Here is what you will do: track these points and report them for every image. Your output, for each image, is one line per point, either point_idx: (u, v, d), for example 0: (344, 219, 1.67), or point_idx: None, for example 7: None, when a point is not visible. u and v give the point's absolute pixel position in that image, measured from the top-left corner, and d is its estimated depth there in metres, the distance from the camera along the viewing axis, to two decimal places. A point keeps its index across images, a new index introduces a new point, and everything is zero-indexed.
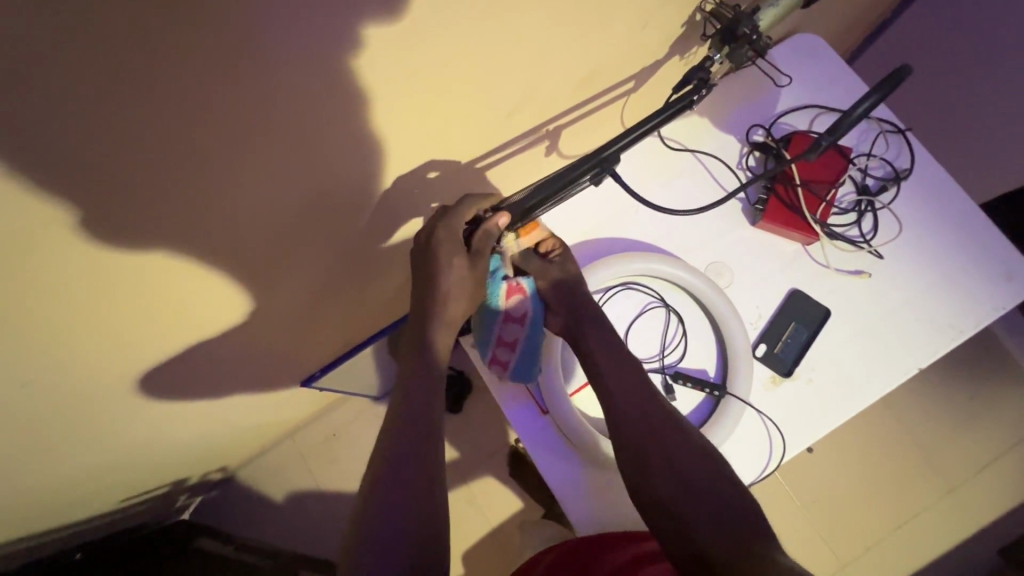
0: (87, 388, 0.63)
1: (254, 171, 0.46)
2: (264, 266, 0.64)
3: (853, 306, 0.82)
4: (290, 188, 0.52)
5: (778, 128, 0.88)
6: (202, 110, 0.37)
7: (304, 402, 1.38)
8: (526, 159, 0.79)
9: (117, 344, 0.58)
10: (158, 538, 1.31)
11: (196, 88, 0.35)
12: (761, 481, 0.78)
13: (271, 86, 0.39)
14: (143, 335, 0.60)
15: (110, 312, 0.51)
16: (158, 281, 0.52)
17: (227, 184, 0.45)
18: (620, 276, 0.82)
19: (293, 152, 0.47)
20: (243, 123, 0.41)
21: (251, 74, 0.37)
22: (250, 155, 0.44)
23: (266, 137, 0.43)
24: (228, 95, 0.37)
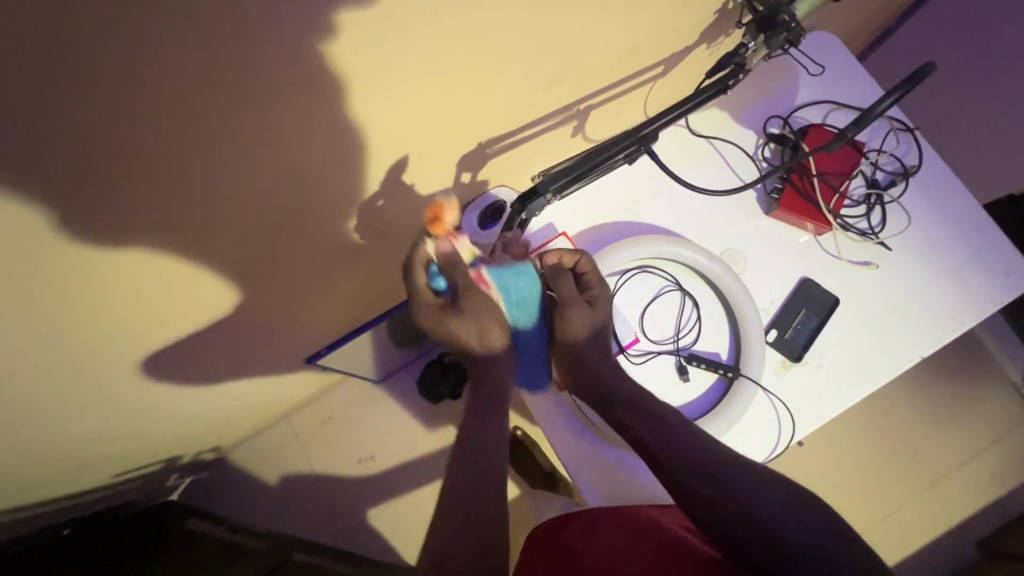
0: (104, 344, 0.62)
1: (299, 115, 0.47)
2: (292, 227, 0.63)
3: (859, 296, 0.85)
4: (329, 142, 0.52)
5: (794, 120, 0.90)
6: (262, 38, 0.38)
7: (305, 384, 1.37)
8: (552, 139, 0.79)
9: (142, 294, 0.57)
10: (149, 517, 1.29)
11: (259, 15, 0.36)
12: (768, 461, 0.80)
13: (329, 26, 0.40)
14: (166, 289, 0.60)
15: (139, 254, 0.51)
16: (191, 227, 0.52)
17: (272, 125, 0.46)
18: (639, 258, 0.83)
19: (338, 103, 0.48)
20: (300, 61, 0.41)
21: (314, 15, 0.38)
22: (298, 96, 0.44)
23: (315, 80, 0.44)
24: (288, 28, 0.38)
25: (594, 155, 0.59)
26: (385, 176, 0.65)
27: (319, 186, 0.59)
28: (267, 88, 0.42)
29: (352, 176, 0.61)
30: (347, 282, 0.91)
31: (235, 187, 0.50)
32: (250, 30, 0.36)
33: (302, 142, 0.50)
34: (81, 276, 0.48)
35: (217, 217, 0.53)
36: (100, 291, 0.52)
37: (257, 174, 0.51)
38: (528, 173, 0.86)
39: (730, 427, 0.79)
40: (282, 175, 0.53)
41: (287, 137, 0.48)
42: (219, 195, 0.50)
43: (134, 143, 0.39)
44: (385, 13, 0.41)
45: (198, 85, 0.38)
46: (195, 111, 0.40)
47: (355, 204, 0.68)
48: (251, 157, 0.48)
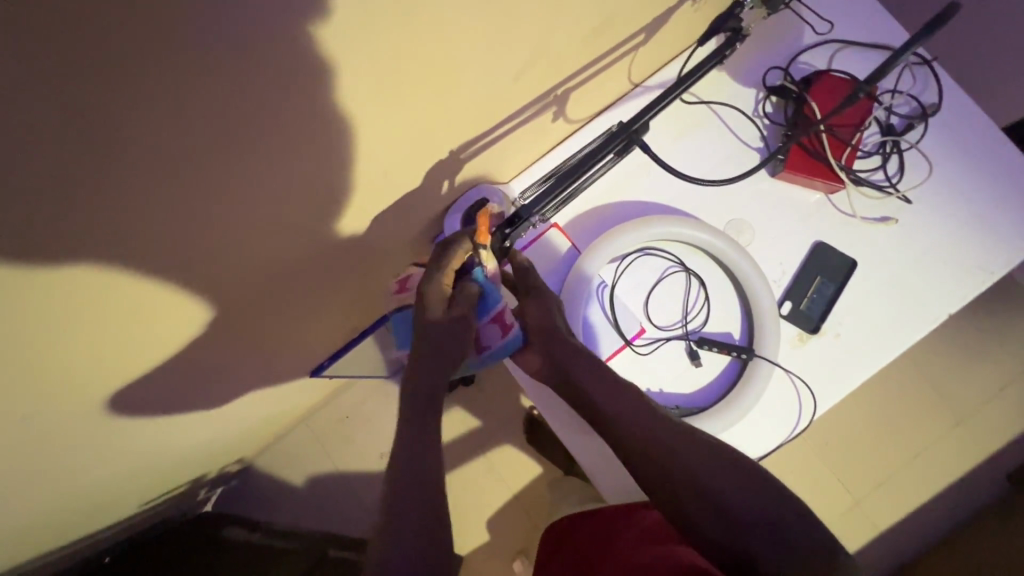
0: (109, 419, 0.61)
1: (248, 163, 0.42)
2: (269, 270, 0.60)
3: (879, 255, 0.79)
4: (287, 180, 0.48)
5: (797, 68, 0.81)
6: (185, 97, 0.33)
7: (316, 390, 1.36)
8: (532, 129, 0.73)
9: (133, 368, 0.55)
10: (188, 531, 1.33)
11: (176, 74, 0.31)
12: (791, 439, 0.77)
13: (255, 64, 0.35)
14: (156, 356, 0.57)
15: (117, 337, 0.48)
16: (163, 300, 0.48)
17: (222, 182, 0.42)
18: (637, 242, 0.78)
19: (285, 140, 0.43)
20: (231, 109, 0.37)
21: (233, 60, 0.34)
22: (241, 144, 0.40)
23: (255, 122, 0.39)
24: (211, 78, 0.33)
25: (580, 166, 0.52)
26: (357, 199, 0.60)
27: (287, 225, 0.54)
28: (206, 147, 0.37)
29: (320, 208, 0.56)
30: (338, 301, 0.88)
31: (199, 250, 0.46)
32: (169, 90, 0.32)
33: (258, 189, 0.46)
34: (61, 371, 0.46)
35: (188, 282, 0.49)
36: (87, 378, 0.50)
37: (220, 233, 0.47)
38: (511, 163, 0.80)
39: (749, 410, 0.75)
40: (245, 226, 0.49)
41: (242, 188, 0.44)
42: (185, 263, 0.46)
43: (76, 242, 0.35)
44: (311, 36, 0.36)
45: (129, 163, 0.34)
46: (135, 190, 0.36)
47: (331, 234, 0.63)
48: (207, 219, 0.44)
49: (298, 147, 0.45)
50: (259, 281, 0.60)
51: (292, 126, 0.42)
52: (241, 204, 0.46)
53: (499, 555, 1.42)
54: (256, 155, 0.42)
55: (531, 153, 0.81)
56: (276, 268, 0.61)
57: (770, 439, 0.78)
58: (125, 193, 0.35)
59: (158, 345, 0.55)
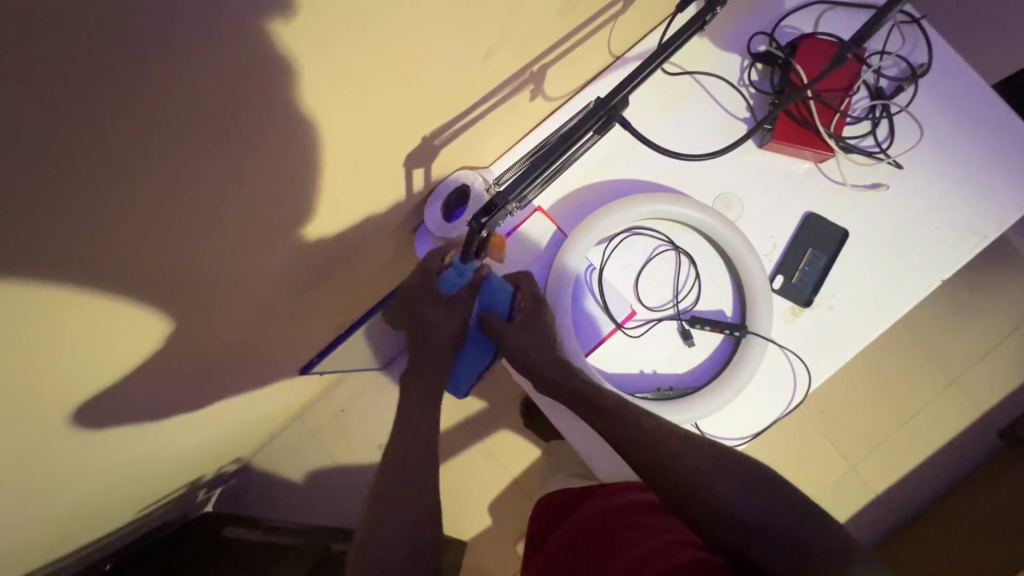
0: (88, 432, 0.59)
1: (210, 167, 0.40)
2: (243, 272, 0.57)
3: (871, 224, 0.77)
4: (253, 180, 0.45)
5: (783, 32, 0.79)
6: (136, 104, 0.30)
7: (309, 386, 1.35)
8: (509, 110, 0.70)
9: (106, 380, 0.53)
10: (188, 533, 1.33)
11: (125, 81, 0.29)
12: (787, 414, 0.76)
13: (209, 63, 0.32)
14: (130, 366, 0.55)
15: (83, 350, 0.46)
16: (133, 313, 0.46)
17: (185, 189, 0.39)
18: (624, 222, 0.76)
19: (249, 139, 0.41)
20: (191, 113, 0.34)
21: (187, 61, 0.31)
22: (203, 148, 0.37)
23: (217, 124, 0.37)
24: (162, 81, 0.31)
25: (558, 144, 0.49)
26: (331, 193, 0.58)
27: (257, 225, 0.52)
28: (164, 154, 0.35)
29: (290, 206, 0.54)
30: (322, 298, 0.85)
31: (164, 259, 0.44)
32: (116, 97, 0.29)
33: (223, 192, 0.43)
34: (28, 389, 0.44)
35: (156, 291, 0.47)
36: (60, 394, 0.48)
37: (185, 240, 0.44)
38: (491, 146, 0.77)
39: (744, 387, 0.74)
40: (213, 231, 0.46)
41: (206, 192, 0.41)
42: (151, 272, 0.44)
43: (26, 264, 0.33)
44: (268, 26, 0.34)
45: (79, 180, 0.31)
46: (89, 207, 0.33)
47: (306, 231, 0.61)
48: (171, 227, 0.41)
49: (265, 145, 0.43)
50: (235, 284, 0.58)
51: (257, 124, 0.40)
52: (210, 209, 0.43)
53: (502, 538, 1.43)
54: (221, 159, 0.40)
55: (512, 134, 0.78)
56: (253, 270, 0.59)
57: (767, 415, 0.76)
58: (82, 210, 0.33)
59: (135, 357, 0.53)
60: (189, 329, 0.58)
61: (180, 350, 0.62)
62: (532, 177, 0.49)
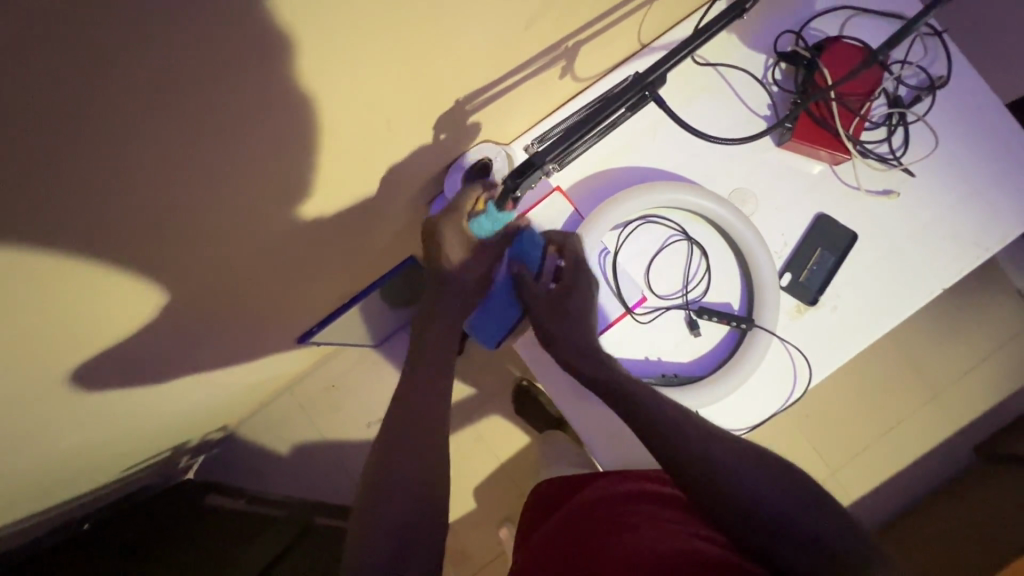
0: (84, 375, 0.58)
1: (244, 106, 0.39)
2: (258, 224, 0.56)
3: (879, 229, 0.79)
4: (282, 123, 0.44)
5: (808, 34, 0.79)
6: (178, 21, 0.29)
7: (303, 357, 1.34)
8: (538, 86, 0.70)
9: (110, 320, 0.52)
10: (169, 498, 1.31)
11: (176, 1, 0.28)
12: (785, 410, 0.77)
13: None
14: (136, 310, 0.54)
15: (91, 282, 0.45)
16: (146, 251, 0.45)
17: (216, 125, 0.39)
18: (641, 209, 0.76)
19: (287, 79, 0.40)
20: (236, 47, 0.34)
21: None
22: (239, 78, 0.37)
23: (254, 60, 0.36)
24: (210, 5, 0.30)
25: (597, 114, 0.48)
26: (356, 152, 0.57)
27: (280, 173, 0.51)
28: (197, 81, 0.34)
29: (315, 158, 0.53)
30: (331, 265, 0.84)
31: (183, 198, 0.43)
32: (161, 13, 0.28)
33: (251, 130, 0.42)
34: (32, 317, 0.43)
35: (171, 228, 0.46)
36: (60, 330, 0.47)
37: (207, 174, 0.43)
38: (516, 123, 0.77)
39: (747, 380, 0.75)
40: (236, 171, 0.46)
41: (235, 127, 0.41)
42: (169, 205, 0.43)
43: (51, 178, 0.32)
44: None
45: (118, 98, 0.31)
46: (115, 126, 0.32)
47: (327, 189, 0.60)
48: (193, 162, 0.40)
49: (300, 92, 0.42)
50: (249, 238, 0.57)
51: (295, 68, 0.39)
52: (236, 150, 0.43)
53: (485, 523, 1.44)
54: (255, 99, 0.39)
55: (536, 113, 0.78)
56: (268, 225, 0.58)
57: (765, 410, 0.78)
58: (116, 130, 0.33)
59: (143, 302, 0.52)
60: (198, 278, 0.57)
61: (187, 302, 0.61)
62: (572, 142, 0.50)
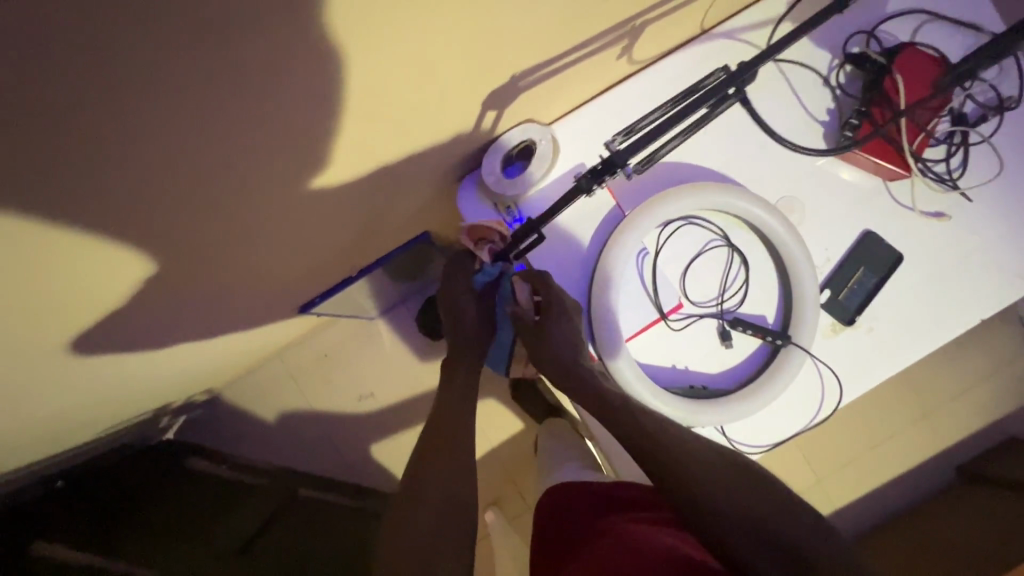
0: (67, 336, 0.52)
1: (280, 43, 0.33)
2: (278, 188, 0.50)
3: (925, 252, 0.76)
4: (322, 72, 0.38)
5: (879, 37, 0.74)
6: None
7: (298, 325, 1.28)
8: (595, 66, 0.64)
9: (100, 276, 0.46)
10: (147, 458, 1.25)
11: None
12: (808, 430, 0.75)
13: None
14: (130, 267, 0.48)
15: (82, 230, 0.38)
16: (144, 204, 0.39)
17: (242, 61, 0.33)
18: (685, 210, 0.71)
19: (337, 18, 0.34)
20: None
21: None
22: (283, 7, 0.30)
23: None
24: None
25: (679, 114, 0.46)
26: (396, 119, 0.51)
27: (310, 132, 0.45)
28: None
29: (351, 121, 0.47)
30: (345, 240, 0.78)
31: (196, 146, 0.37)
32: None
33: (286, 76, 0.36)
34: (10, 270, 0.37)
35: (181, 178, 0.40)
36: (40, 284, 0.41)
37: (230, 121, 0.37)
38: (563, 105, 0.71)
39: (775, 398, 0.73)
40: (263, 122, 0.39)
41: (270, 68, 0.34)
42: (182, 151, 0.37)
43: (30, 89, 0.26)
44: None
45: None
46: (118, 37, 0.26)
47: (357, 158, 0.54)
48: (212, 103, 0.34)
49: (346, 37, 0.36)
50: (264, 202, 0.51)
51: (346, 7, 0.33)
52: (262, 97, 0.37)
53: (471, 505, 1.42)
54: (294, 38, 0.33)
55: (586, 95, 0.72)
56: (288, 190, 0.52)
57: (788, 428, 0.75)
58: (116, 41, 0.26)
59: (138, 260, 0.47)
60: (201, 241, 0.51)
61: (187, 266, 0.55)
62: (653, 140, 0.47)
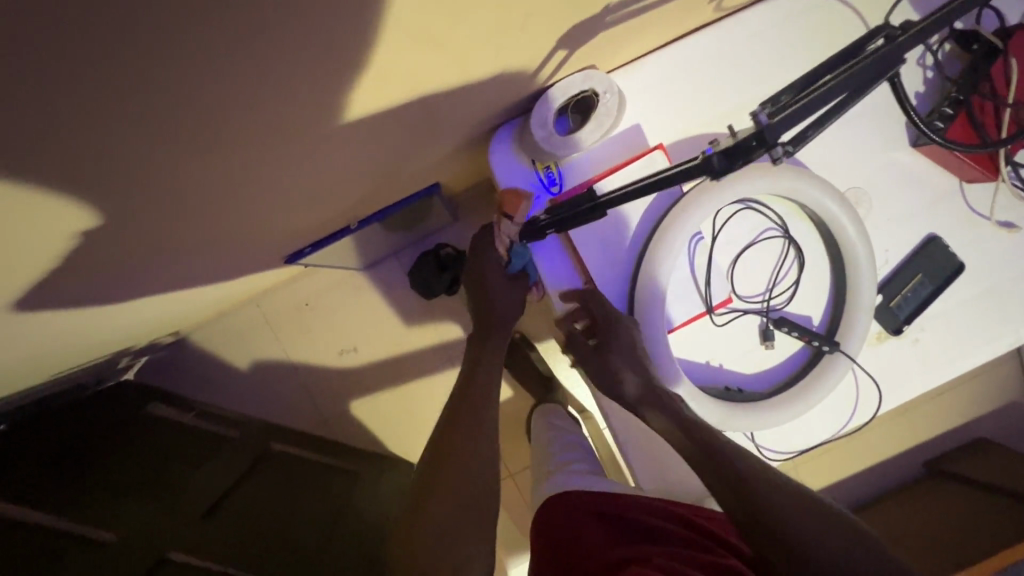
0: (6, 287, 0.40)
1: None
2: (293, 121, 0.39)
3: (988, 263, 0.70)
4: None
5: (992, 14, 0.64)
6: None
7: (280, 271, 1.16)
8: (679, 10, 0.52)
9: (51, 217, 0.34)
10: (102, 402, 1.14)
11: None
12: (836, 439, 0.71)
13: None
14: (80, 212, 0.36)
15: (27, 157, 0.27)
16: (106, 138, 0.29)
17: None
18: (747, 193, 0.63)
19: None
20: None
21: None
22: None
23: None
24: None
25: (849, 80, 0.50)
26: (455, 49, 0.40)
27: (349, 52, 0.33)
28: None
29: (399, 44, 0.35)
30: (350, 189, 0.67)
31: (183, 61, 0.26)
32: None
33: None
34: None
35: (172, 96, 0.29)
36: None
37: (234, 25, 0.26)
38: (627, 54, 0.60)
39: (811, 406, 0.67)
40: (284, 32, 0.28)
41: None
42: (166, 64, 0.26)
43: None
44: None
45: None
46: None
47: (393, 94, 0.43)
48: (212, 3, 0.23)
49: None
50: (265, 140, 0.40)
51: None
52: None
53: None
54: None
55: (651, 43, 0.60)
56: (299, 128, 0.41)
57: (816, 436, 0.71)
58: None
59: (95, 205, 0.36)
60: (178, 184, 0.40)
61: (160, 211, 0.43)
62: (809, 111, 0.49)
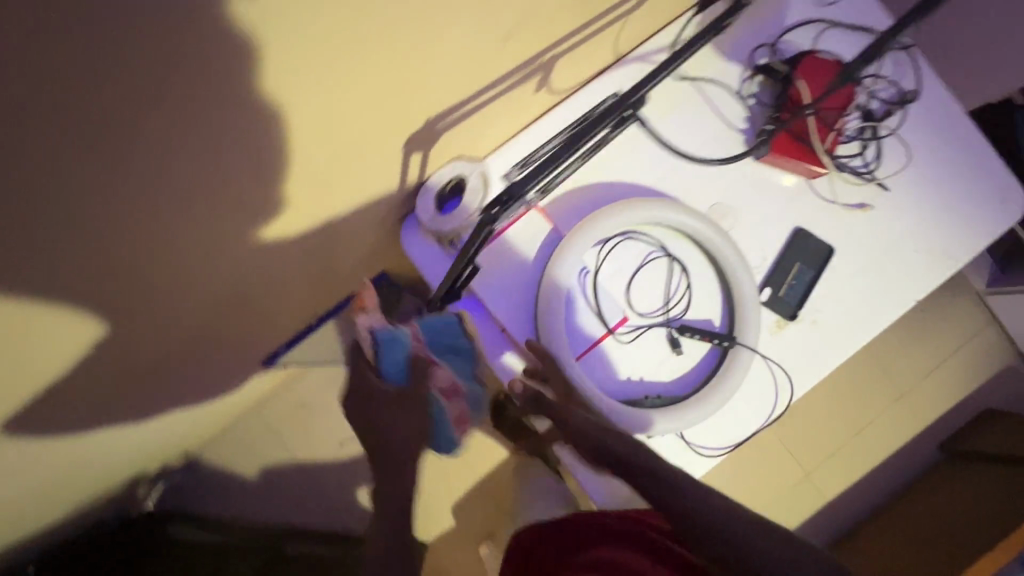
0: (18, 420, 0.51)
1: (185, 134, 0.35)
2: (218, 250, 0.51)
3: (856, 242, 0.79)
4: (237, 146, 0.40)
5: (783, 47, 0.79)
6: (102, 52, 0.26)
7: (271, 377, 1.27)
8: (512, 101, 0.66)
9: (46, 356, 0.46)
10: (124, 533, 1.21)
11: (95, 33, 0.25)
12: (767, 426, 0.77)
13: (194, 23, 0.28)
14: (66, 351, 0.48)
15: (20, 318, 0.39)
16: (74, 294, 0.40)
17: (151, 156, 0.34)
18: (619, 227, 0.74)
19: (256, 70, 0.34)
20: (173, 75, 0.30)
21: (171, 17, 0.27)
22: (196, 65, 0.31)
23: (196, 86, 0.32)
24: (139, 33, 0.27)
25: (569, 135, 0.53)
26: (334, 167, 0.52)
27: (241, 194, 0.46)
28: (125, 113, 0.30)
29: (279, 181, 0.48)
30: (297, 290, 0.79)
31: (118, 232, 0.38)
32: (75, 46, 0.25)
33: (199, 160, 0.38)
34: None
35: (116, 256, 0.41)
36: None
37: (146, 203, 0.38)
38: (492, 138, 0.73)
39: (729, 398, 0.74)
40: (185, 198, 0.41)
41: (194, 133, 0.35)
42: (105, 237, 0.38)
43: None
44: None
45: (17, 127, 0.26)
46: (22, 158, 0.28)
47: (292, 213, 0.55)
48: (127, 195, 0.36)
49: (254, 117, 0.38)
50: (201, 270, 0.52)
51: (247, 93, 0.36)
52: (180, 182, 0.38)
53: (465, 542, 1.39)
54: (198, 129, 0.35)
55: (510, 127, 0.74)
56: (225, 254, 0.53)
57: (748, 426, 0.77)
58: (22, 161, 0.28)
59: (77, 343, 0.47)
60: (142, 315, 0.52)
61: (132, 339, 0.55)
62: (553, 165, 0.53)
